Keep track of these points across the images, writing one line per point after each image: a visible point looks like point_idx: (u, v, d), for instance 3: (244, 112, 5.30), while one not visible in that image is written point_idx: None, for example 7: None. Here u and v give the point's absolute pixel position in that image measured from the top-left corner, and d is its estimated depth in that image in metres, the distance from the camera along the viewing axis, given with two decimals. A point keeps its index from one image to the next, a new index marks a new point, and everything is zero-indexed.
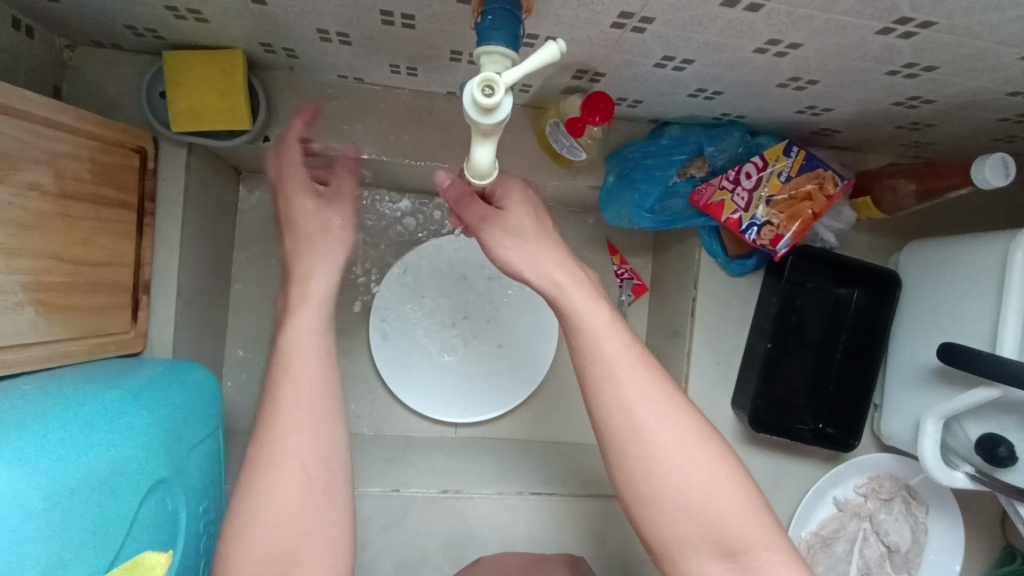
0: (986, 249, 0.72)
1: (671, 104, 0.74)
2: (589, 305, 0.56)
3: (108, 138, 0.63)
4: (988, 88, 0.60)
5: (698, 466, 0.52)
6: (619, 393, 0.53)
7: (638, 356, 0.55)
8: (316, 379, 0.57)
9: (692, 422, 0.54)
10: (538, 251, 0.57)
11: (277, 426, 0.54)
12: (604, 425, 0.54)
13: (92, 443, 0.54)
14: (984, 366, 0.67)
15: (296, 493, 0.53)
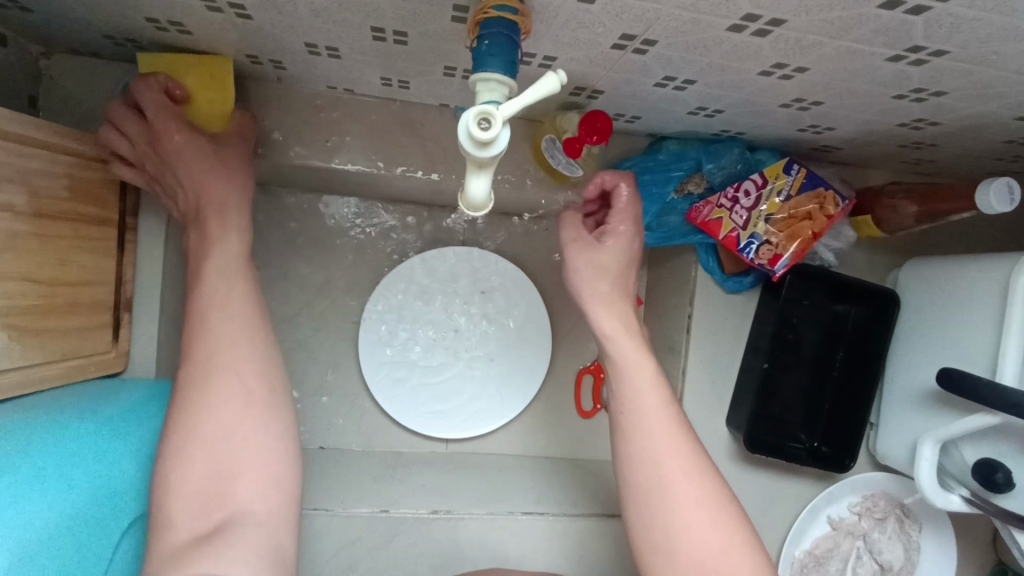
0: (988, 273, 0.71)
1: (671, 120, 0.72)
2: (639, 361, 0.65)
3: (85, 153, 0.60)
4: (996, 113, 0.59)
5: (709, 515, 0.59)
6: (650, 442, 0.62)
7: (668, 413, 0.64)
8: (244, 315, 0.59)
9: (707, 475, 0.62)
10: (610, 299, 0.67)
11: (206, 362, 0.56)
12: (634, 471, 0.62)
13: (68, 478, 0.51)
14: (986, 394, 0.66)
15: (234, 419, 0.54)
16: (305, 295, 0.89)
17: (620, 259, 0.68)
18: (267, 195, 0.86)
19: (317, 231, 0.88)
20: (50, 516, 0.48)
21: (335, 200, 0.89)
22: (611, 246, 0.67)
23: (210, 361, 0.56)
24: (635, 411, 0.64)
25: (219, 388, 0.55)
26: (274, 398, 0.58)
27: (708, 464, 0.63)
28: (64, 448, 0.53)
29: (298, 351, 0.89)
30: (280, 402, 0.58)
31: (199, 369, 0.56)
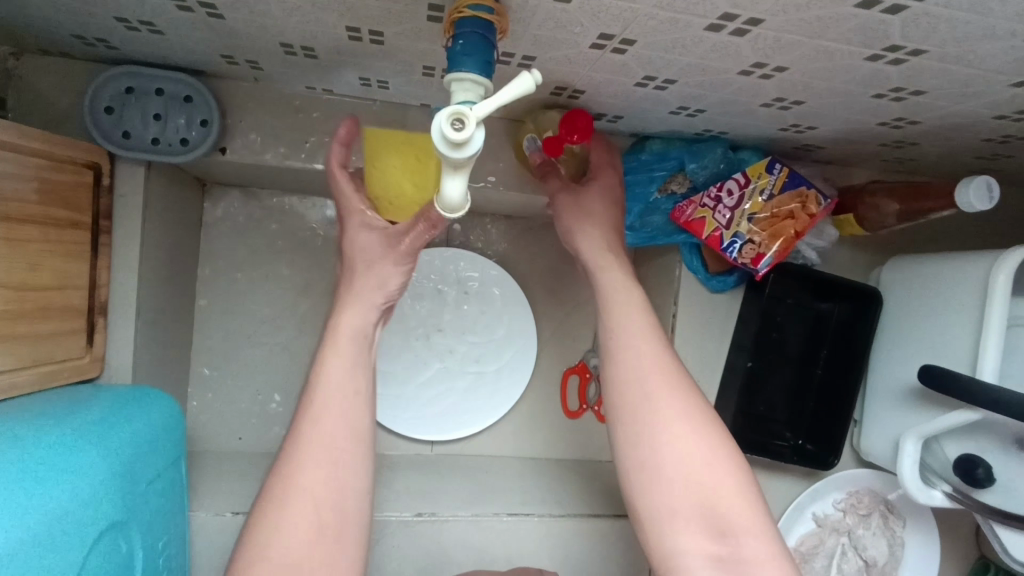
0: (968, 270, 0.72)
1: (654, 119, 0.72)
2: (623, 287, 0.70)
3: (55, 155, 0.59)
4: (975, 112, 0.59)
5: (691, 426, 0.63)
6: (636, 358, 0.66)
7: (652, 332, 0.67)
8: (348, 424, 0.62)
9: (690, 391, 0.65)
10: (602, 245, 0.72)
11: (303, 453, 0.59)
12: (622, 394, 0.65)
13: (45, 480, 0.50)
14: (967, 390, 0.66)
15: (306, 538, 0.57)
16: (287, 297, 0.87)
17: (605, 202, 0.73)
18: (247, 196, 0.85)
19: (299, 233, 0.87)
20: (31, 521, 0.47)
21: (318, 201, 0.87)
22: (589, 192, 0.73)
23: (307, 455, 0.59)
24: (620, 331, 0.68)
25: (304, 492, 0.58)
26: (346, 519, 0.59)
27: (690, 381, 0.66)
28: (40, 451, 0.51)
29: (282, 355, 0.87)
30: (352, 526, 0.59)
31: (299, 459, 0.59)
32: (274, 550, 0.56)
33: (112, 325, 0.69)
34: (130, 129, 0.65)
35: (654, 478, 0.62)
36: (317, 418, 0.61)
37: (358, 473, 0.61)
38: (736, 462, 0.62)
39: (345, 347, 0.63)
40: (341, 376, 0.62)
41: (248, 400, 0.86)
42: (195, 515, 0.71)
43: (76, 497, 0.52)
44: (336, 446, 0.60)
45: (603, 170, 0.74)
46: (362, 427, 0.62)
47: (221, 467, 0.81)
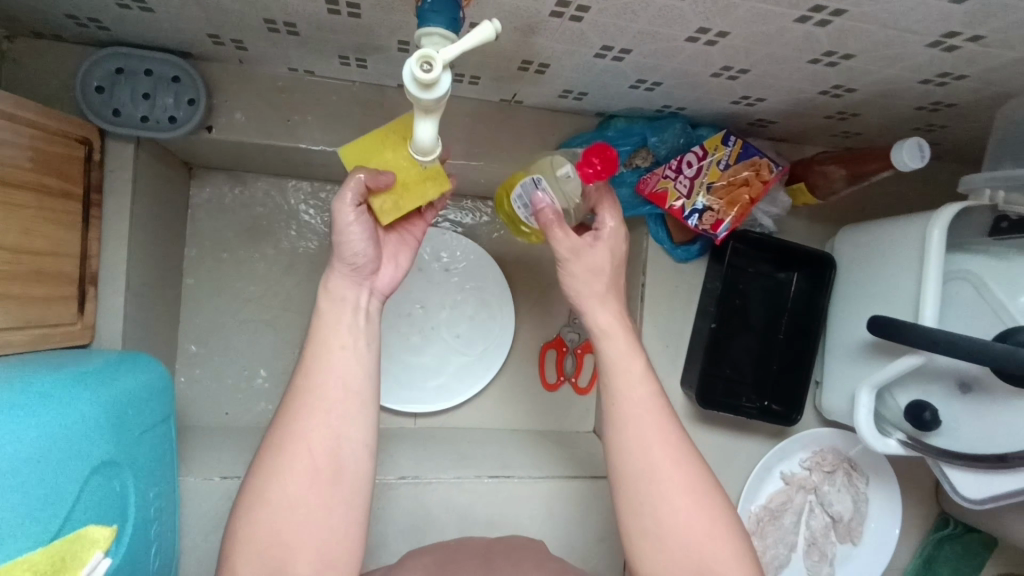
0: (908, 229, 0.78)
1: (616, 96, 0.77)
2: (628, 356, 0.70)
3: (50, 128, 0.62)
4: (903, 76, 0.65)
5: (693, 512, 0.64)
6: (638, 432, 0.67)
7: (654, 399, 0.69)
8: (346, 377, 0.63)
9: (695, 471, 0.66)
10: (604, 296, 0.71)
11: (301, 405, 0.61)
12: (625, 463, 0.67)
13: (38, 412, 0.50)
14: (910, 337, 0.72)
15: (302, 483, 0.59)
16: (271, 276, 0.90)
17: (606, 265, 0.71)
18: (232, 178, 0.89)
19: (282, 214, 0.90)
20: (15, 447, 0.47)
21: (300, 183, 0.91)
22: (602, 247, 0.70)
23: (305, 407, 0.61)
24: (621, 400, 0.68)
25: (300, 437, 0.60)
26: (342, 465, 0.61)
27: (694, 458, 0.67)
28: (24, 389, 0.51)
29: (268, 332, 0.90)
30: (348, 474, 0.61)
31: (299, 410, 0.61)
32: (272, 492, 0.59)
33: (102, 295, 0.71)
34: (120, 107, 0.69)
35: (655, 548, 0.64)
36: (318, 373, 0.62)
37: (357, 423, 0.62)
38: (735, 543, 0.64)
39: (331, 310, 0.64)
40: (343, 336, 0.63)
41: (234, 376, 0.89)
42: (185, 480, 0.73)
43: (65, 431, 0.52)
44: (332, 399, 0.62)
45: (611, 235, 0.71)
46: (359, 382, 0.63)
47: (208, 441, 0.83)
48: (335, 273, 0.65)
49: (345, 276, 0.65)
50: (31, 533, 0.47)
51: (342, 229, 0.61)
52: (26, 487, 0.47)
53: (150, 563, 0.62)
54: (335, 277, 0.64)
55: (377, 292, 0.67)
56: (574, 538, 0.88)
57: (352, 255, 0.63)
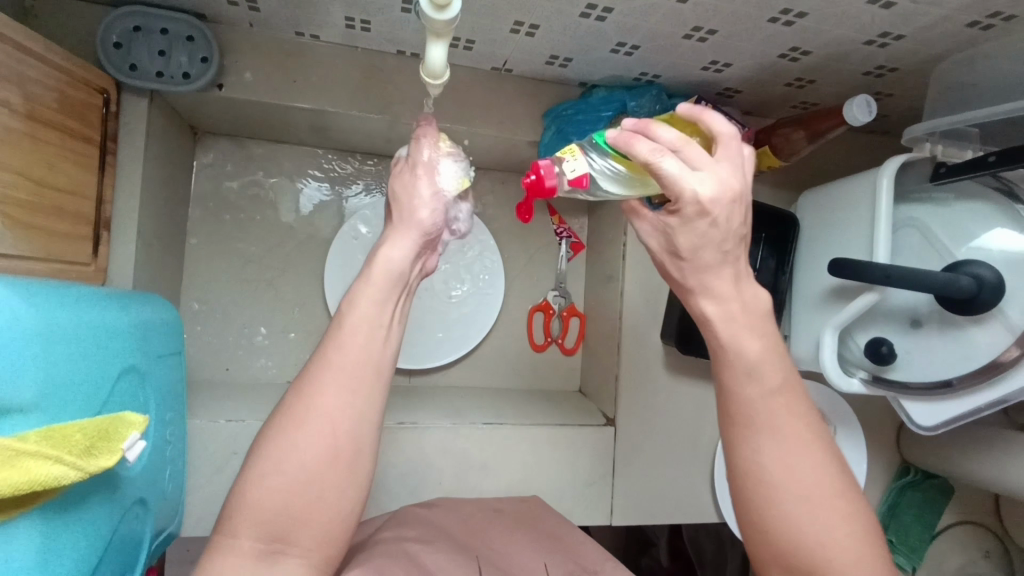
0: (862, 182, 0.86)
1: (598, 62, 0.85)
2: (776, 355, 0.53)
3: (74, 73, 0.67)
4: (851, 37, 0.74)
5: (844, 537, 0.51)
6: (755, 436, 0.53)
7: (779, 395, 0.52)
8: (371, 355, 0.57)
9: (825, 480, 0.52)
10: (723, 276, 0.52)
11: (326, 376, 0.56)
12: (735, 464, 0.54)
13: (82, 305, 0.52)
14: (864, 271, 0.79)
15: (321, 457, 0.54)
16: (271, 238, 0.94)
17: (725, 237, 0.50)
18: (235, 144, 0.93)
19: (282, 178, 0.95)
20: (73, 332, 0.50)
21: (300, 150, 0.96)
22: (716, 229, 0.49)
23: (329, 378, 0.55)
24: (751, 408, 0.53)
25: (318, 415, 0.55)
26: (360, 447, 0.56)
27: (843, 476, 0.54)
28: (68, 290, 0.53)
29: (268, 291, 0.94)
30: (364, 456, 0.56)
31: (317, 383, 0.56)
32: (287, 464, 0.53)
33: (115, 241, 0.75)
34: (137, 63, 0.74)
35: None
36: (345, 342, 0.57)
37: (373, 406, 0.57)
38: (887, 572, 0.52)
39: (381, 281, 0.59)
40: (369, 310, 0.58)
41: (234, 334, 0.92)
42: (192, 422, 0.76)
43: (105, 330, 0.55)
44: (357, 375, 0.56)
45: (724, 214, 0.48)
46: (385, 362, 0.58)
47: (210, 393, 0.86)
48: (396, 239, 0.60)
49: (413, 240, 0.60)
50: (82, 411, 0.49)
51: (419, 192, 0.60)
52: (79, 370, 0.50)
53: (164, 481, 0.65)
54: (400, 244, 0.60)
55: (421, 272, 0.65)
56: (564, 484, 0.92)
57: (428, 221, 0.61)
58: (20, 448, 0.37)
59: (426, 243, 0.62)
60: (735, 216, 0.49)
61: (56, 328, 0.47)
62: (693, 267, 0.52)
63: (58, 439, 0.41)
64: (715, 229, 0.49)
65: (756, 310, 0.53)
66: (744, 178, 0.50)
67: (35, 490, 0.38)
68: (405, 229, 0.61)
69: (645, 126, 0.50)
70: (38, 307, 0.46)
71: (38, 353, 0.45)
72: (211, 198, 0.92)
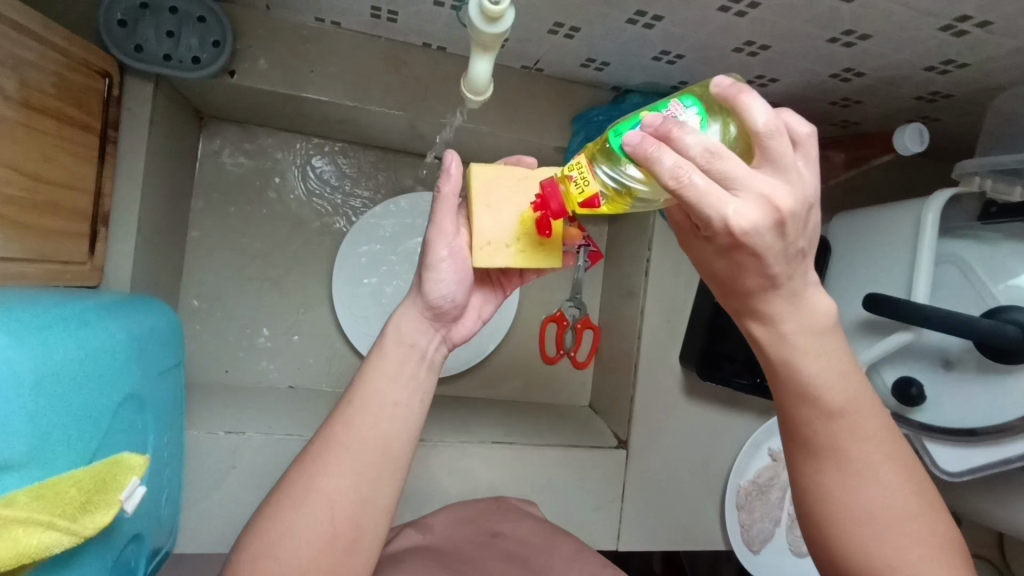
0: (904, 214, 0.83)
1: (636, 68, 0.79)
2: (839, 376, 0.50)
3: (74, 55, 0.61)
4: (912, 62, 0.69)
5: (913, 551, 0.50)
6: (815, 459, 0.52)
7: (842, 419, 0.51)
8: (385, 434, 0.54)
9: (897, 500, 0.51)
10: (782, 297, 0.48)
11: (330, 454, 0.53)
12: (802, 488, 0.53)
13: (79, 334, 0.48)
14: (901, 310, 0.76)
15: (316, 547, 0.51)
16: (278, 233, 0.89)
17: (775, 259, 0.43)
18: (242, 131, 0.88)
19: (292, 170, 0.90)
20: (63, 361, 0.46)
21: (311, 142, 0.91)
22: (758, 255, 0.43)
23: (333, 459, 0.53)
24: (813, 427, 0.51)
25: (322, 500, 0.52)
26: (359, 535, 0.53)
27: (917, 492, 0.51)
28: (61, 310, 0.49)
29: (272, 290, 0.89)
30: (363, 543, 0.54)
31: (318, 463, 0.53)
32: (279, 552, 0.50)
33: (113, 237, 0.69)
34: (143, 44, 0.67)
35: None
36: (352, 423, 0.54)
37: (384, 489, 0.54)
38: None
39: (395, 355, 0.57)
40: (380, 387, 0.55)
41: (235, 334, 0.87)
42: (189, 433, 0.72)
43: (99, 354, 0.51)
44: (365, 458, 0.53)
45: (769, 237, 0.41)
46: (398, 442, 0.55)
47: (208, 397, 0.82)
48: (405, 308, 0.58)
49: (419, 313, 0.58)
50: (71, 450, 0.46)
51: (432, 264, 0.55)
52: (69, 408, 0.46)
53: (161, 506, 0.62)
54: (409, 317, 0.58)
55: (449, 341, 0.61)
56: (572, 505, 0.89)
57: (436, 297, 0.57)
58: (7, 515, 0.33)
59: (440, 315, 0.58)
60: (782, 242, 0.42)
61: (44, 366, 0.43)
62: (737, 290, 0.49)
63: (49, 498, 0.37)
64: (751, 258, 0.43)
65: (815, 331, 0.50)
66: (794, 187, 0.41)
67: (23, 562, 0.34)
68: (418, 300, 0.58)
69: (669, 130, 0.40)
70: (28, 347, 0.42)
71: (23, 399, 0.41)
72: (215, 188, 0.87)
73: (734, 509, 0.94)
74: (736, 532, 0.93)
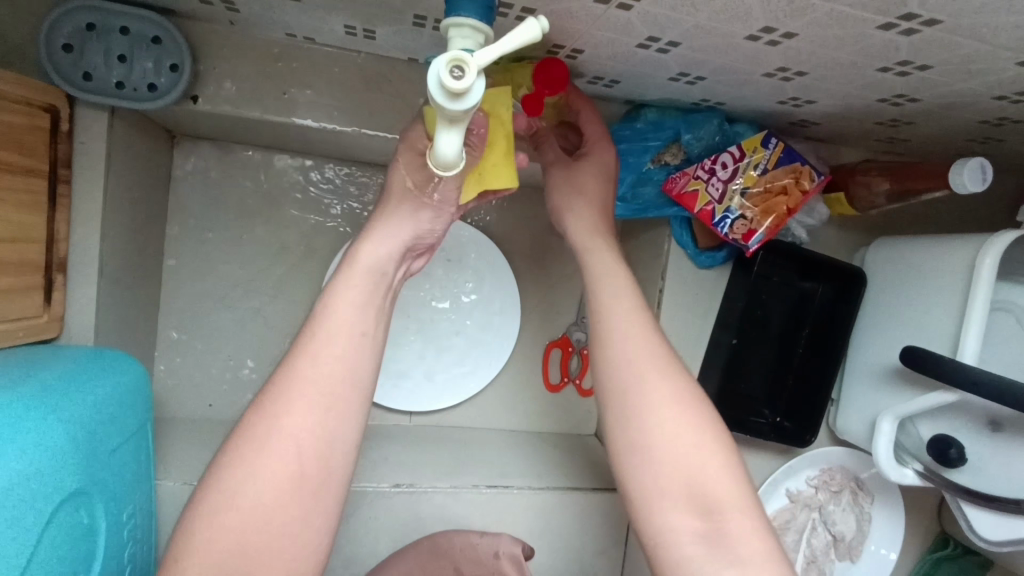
0: (953, 253, 0.73)
1: (651, 86, 0.69)
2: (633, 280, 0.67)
3: (9, 94, 0.54)
4: (978, 91, 0.58)
5: (701, 424, 0.59)
6: (623, 343, 0.62)
7: (639, 314, 0.64)
8: (352, 365, 0.54)
9: (682, 386, 0.60)
10: (585, 205, 0.71)
11: (295, 390, 0.51)
12: (608, 373, 0.62)
13: (4, 442, 0.45)
14: (946, 372, 0.67)
15: (281, 485, 0.49)
16: (261, 259, 0.83)
17: (601, 174, 0.71)
18: (219, 149, 0.81)
19: (275, 190, 0.83)
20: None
21: (295, 159, 0.83)
22: (586, 167, 0.71)
23: (296, 395, 0.51)
24: (618, 322, 0.64)
25: (289, 438, 0.50)
26: (330, 471, 0.51)
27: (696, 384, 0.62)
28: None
29: (256, 319, 0.84)
30: (331, 486, 0.52)
31: (278, 402, 0.51)
32: (242, 498, 0.48)
33: (72, 283, 0.64)
34: (92, 71, 0.60)
35: (658, 504, 0.57)
36: (318, 354, 0.53)
37: (348, 419, 0.53)
38: (752, 503, 0.56)
39: (366, 280, 0.56)
40: (346, 318, 0.54)
41: (218, 366, 0.83)
42: (163, 484, 0.68)
43: (25, 462, 0.46)
44: (332, 396, 0.52)
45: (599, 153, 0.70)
46: (365, 373, 0.54)
47: (188, 435, 0.78)
48: (382, 238, 0.58)
49: (398, 242, 0.59)
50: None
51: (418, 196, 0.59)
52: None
53: None
54: (387, 244, 0.58)
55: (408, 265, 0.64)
56: (571, 548, 0.85)
57: (426, 227, 0.60)
58: None
59: (412, 248, 0.61)
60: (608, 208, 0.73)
61: None
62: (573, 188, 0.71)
63: None
64: (588, 168, 0.70)
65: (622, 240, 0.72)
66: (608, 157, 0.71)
67: None
68: (395, 227, 0.59)
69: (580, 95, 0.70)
70: None
71: None
72: (192, 212, 0.81)
73: None
74: None
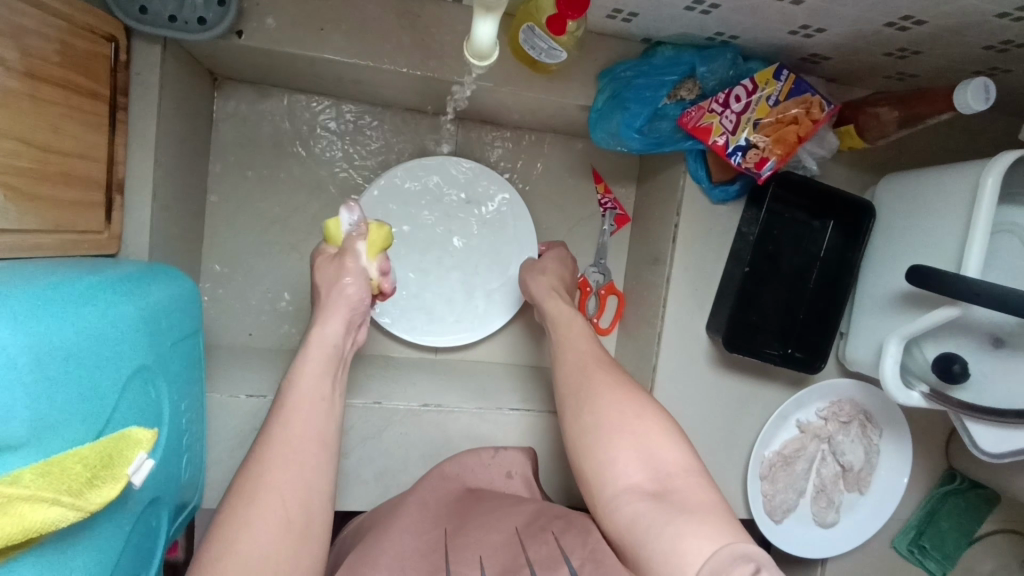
0: (958, 178, 0.75)
1: (666, 19, 0.72)
2: (583, 336, 0.78)
3: (76, 21, 0.58)
4: (982, 7, 0.61)
5: (643, 408, 0.67)
6: (577, 362, 0.75)
7: (589, 340, 0.77)
8: (320, 427, 0.60)
9: (623, 380, 0.71)
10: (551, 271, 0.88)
11: (272, 452, 0.57)
12: (564, 379, 0.74)
13: (84, 314, 0.50)
14: (950, 286, 0.70)
15: (274, 531, 0.52)
16: (297, 198, 0.89)
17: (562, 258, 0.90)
18: (257, 91, 0.86)
19: (309, 131, 0.88)
20: (56, 344, 0.46)
21: (327, 103, 0.89)
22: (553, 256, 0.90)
23: (273, 455, 0.57)
24: (564, 353, 0.77)
25: (274, 489, 0.55)
26: (313, 517, 0.55)
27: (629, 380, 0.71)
28: (55, 291, 0.49)
29: (293, 253, 0.89)
30: (315, 528, 0.55)
31: (261, 461, 0.56)
32: (241, 543, 0.51)
33: (130, 205, 0.69)
34: (147, 5, 0.65)
35: (609, 468, 0.64)
36: (287, 421, 0.60)
37: (321, 470, 0.58)
38: (694, 468, 0.62)
39: (319, 358, 0.64)
40: (311, 388, 0.62)
41: (258, 298, 0.89)
42: (212, 396, 0.74)
43: (101, 334, 0.51)
44: (305, 452, 0.58)
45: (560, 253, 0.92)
46: (330, 432, 0.61)
47: (232, 359, 0.84)
48: (330, 316, 0.66)
49: (342, 319, 0.66)
50: (73, 424, 0.47)
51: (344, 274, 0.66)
52: (79, 385, 0.48)
53: (180, 467, 0.65)
54: (332, 321, 0.66)
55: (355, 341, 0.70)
56: None
57: (355, 297, 0.66)
58: (10, 492, 0.37)
59: (356, 319, 0.68)
60: (568, 281, 0.89)
61: (54, 341, 0.46)
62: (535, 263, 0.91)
63: (56, 473, 0.40)
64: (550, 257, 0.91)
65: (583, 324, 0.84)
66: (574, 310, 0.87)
67: (31, 534, 0.37)
68: (334, 309, 0.66)
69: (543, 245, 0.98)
70: (35, 331, 0.44)
71: (32, 385, 0.43)
72: (234, 151, 0.86)
73: (755, 479, 0.92)
74: (758, 502, 0.93)
